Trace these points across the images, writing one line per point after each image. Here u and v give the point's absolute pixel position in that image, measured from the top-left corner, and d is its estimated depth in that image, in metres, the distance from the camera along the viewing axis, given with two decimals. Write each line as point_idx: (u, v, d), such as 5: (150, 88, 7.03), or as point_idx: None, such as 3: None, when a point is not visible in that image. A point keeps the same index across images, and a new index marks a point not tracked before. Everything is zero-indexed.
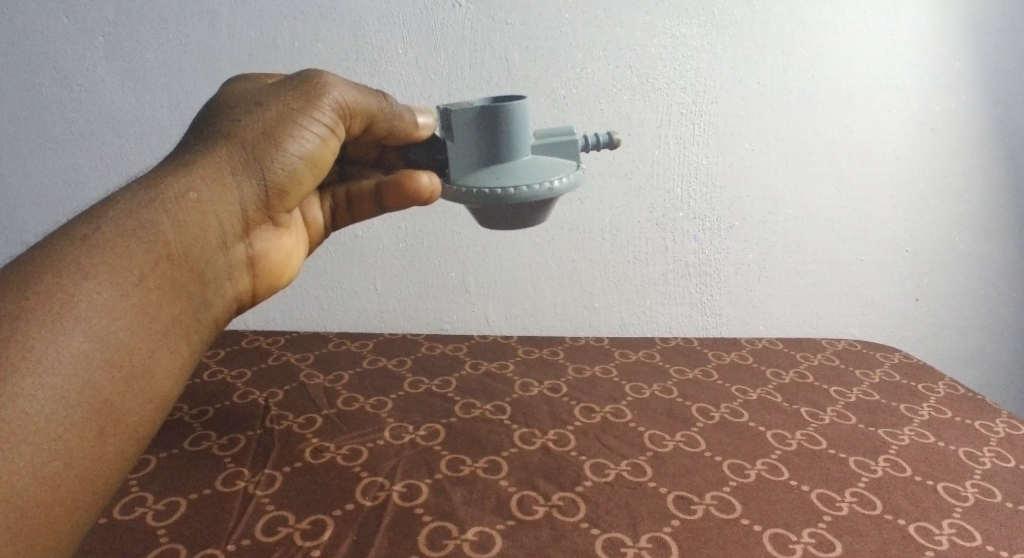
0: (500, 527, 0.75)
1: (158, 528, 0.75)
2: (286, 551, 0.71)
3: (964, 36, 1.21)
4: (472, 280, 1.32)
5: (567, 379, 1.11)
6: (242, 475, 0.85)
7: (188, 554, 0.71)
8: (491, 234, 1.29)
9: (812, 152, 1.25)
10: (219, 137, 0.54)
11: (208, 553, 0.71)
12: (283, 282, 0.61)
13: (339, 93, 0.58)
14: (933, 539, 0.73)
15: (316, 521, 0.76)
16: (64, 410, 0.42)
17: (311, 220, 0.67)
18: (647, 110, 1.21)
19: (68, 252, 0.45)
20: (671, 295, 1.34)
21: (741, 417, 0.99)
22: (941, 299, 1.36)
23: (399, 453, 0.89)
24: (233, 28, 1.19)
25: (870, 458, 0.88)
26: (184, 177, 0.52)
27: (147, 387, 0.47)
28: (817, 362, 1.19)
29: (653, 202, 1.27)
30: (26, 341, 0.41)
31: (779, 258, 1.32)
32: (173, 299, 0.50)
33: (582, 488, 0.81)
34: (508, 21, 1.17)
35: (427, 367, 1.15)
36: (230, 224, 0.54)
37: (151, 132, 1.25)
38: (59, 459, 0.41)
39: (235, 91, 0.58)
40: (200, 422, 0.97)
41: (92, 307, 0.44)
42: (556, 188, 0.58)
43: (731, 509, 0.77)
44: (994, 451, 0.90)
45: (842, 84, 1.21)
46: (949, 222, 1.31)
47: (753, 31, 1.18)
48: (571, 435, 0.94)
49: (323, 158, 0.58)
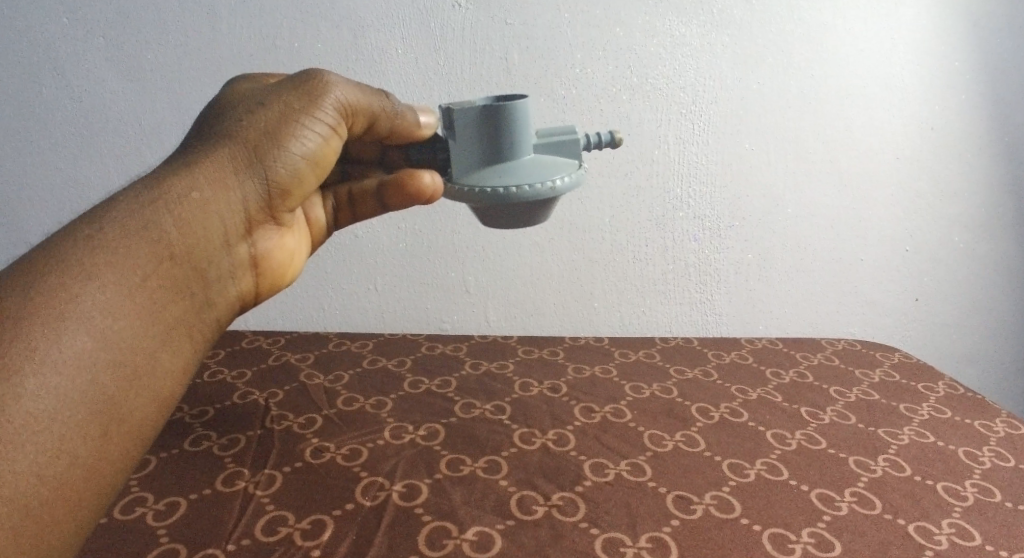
0: (500, 526, 0.75)
1: (159, 528, 0.76)
2: (286, 551, 0.72)
3: (964, 36, 1.21)
4: (473, 280, 1.33)
5: (567, 379, 1.11)
6: (242, 475, 0.85)
7: (189, 553, 0.72)
8: (491, 234, 1.30)
9: (812, 152, 1.25)
10: (221, 138, 0.55)
11: (209, 553, 0.72)
12: (285, 282, 0.61)
13: (341, 92, 0.58)
14: (933, 539, 0.73)
15: (316, 520, 0.76)
16: (68, 410, 0.42)
17: (314, 220, 0.67)
18: (647, 110, 1.21)
19: (73, 252, 0.46)
20: (671, 294, 1.34)
21: (741, 416, 0.99)
22: (941, 299, 1.37)
23: (399, 453, 0.90)
24: (233, 29, 1.19)
25: (869, 457, 0.89)
26: (188, 177, 0.52)
27: (150, 386, 0.47)
28: (816, 362, 1.19)
29: (653, 202, 1.27)
30: (30, 340, 0.42)
31: (779, 258, 1.32)
32: (176, 299, 0.50)
33: (581, 488, 0.82)
34: (508, 21, 1.17)
35: (428, 367, 1.16)
36: (232, 224, 0.55)
37: (152, 132, 1.25)
38: (63, 458, 0.42)
39: (237, 91, 0.59)
40: (201, 422, 0.98)
41: (96, 307, 0.45)
42: (558, 188, 0.59)
43: (731, 509, 0.78)
44: (994, 451, 0.90)
45: (841, 84, 1.22)
46: (949, 221, 1.31)
47: (753, 31, 1.18)
48: (571, 434, 0.94)
49: (325, 157, 0.58)
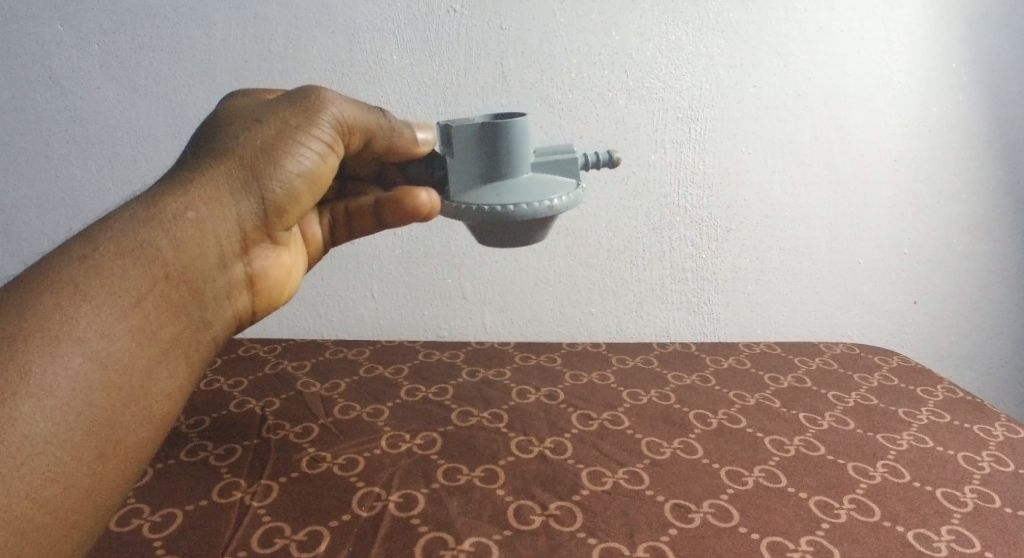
0: (496, 537, 0.66)
1: (155, 540, 0.67)
2: None
3: (960, 36, 1.12)
4: (469, 285, 1.23)
5: (564, 386, 1.00)
6: (239, 484, 0.76)
7: None
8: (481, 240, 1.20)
9: (808, 152, 1.16)
10: (215, 152, 0.49)
11: None
12: (284, 299, 0.55)
13: (338, 109, 0.52)
14: (933, 546, 0.64)
15: (314, 531, 0.67)
16: (62, 435, 0.39)
17: (311, 236, 0.60)
18: (643, 114, 1.12)
19: (66, 271, 0.42)
20: (670, 299, 1.24)
21: (740, 423, 0.88)
22: (941, 303, 1.26)
23: (395, 462, 0.79)
24: (226, 32, 1.10)
25: (869, 463, 0.78)
26: (184, 195, 0.47)
27: (145, 408, 0.43)
28: (815, 367, 1.08)
29: (650, 206, 1.17)
30: (23, 362, 0.38)
31: (779, 261, 1.22)
32: (172, 319, 0.45)
33: (579, 497, 0.72)
34: (503, 25, 1.08)
35: (423, 376, 1.04)
36: (229, 242, 0.49)
37: (127, 149, 1.15)
38: (58, 482, 0.39)
39: (233, 106, 0.53)
40: (197, 431, 0.87)
41: (90, 329, 0.41)
42: (556, 207, 0.52)
43: (728, 516, 0.68)
44: (993, 456, 0.80)
45: (840, 85, 1.12)
46: (945, 225, 1.21)
47: (750, 32, 1.09)
48: (569, 442, 0.84)
49: (323, 175, 0.53)
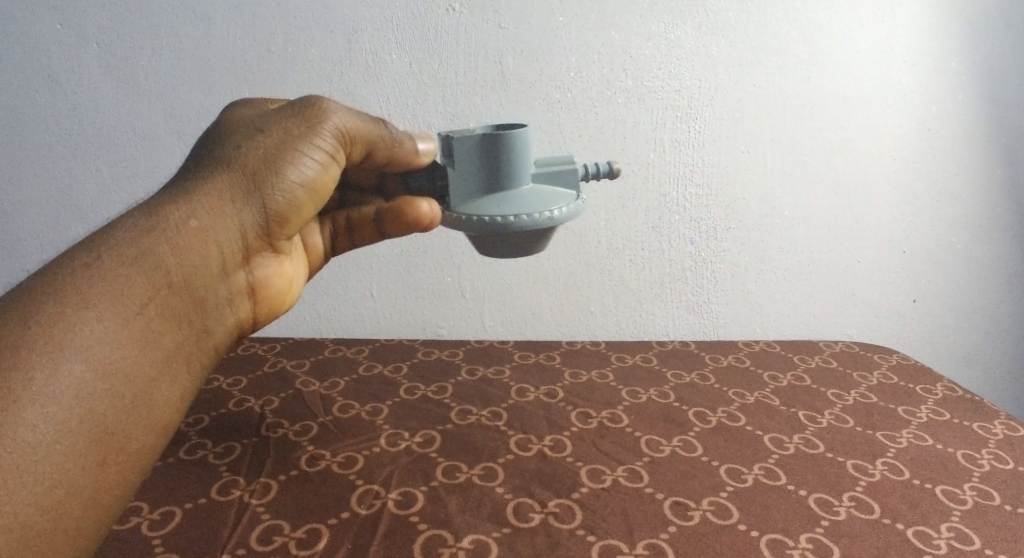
0: (495, 534, 0.67)
1: (154, 538, 0.67)
2: None
3: (962, 37, 1.15)
4: (469, 285, 1.26)
5: (563, 384, 1.01)
6: (239, 483, 0.76)
7: None
8: None
9: (809, 155, 1.19)
10: (218, 163, 0.51)
11: None
12: (284, 308, 0.58)
13: (340, 120, 0.53)
14: (932, 543, 0.65)
15: (312, 529, 0.68)
16: (63, 440, 0.40)
17: (311, 247, 0.63)
18: (643, 113, 1.15)
19: (69, 279, 0.43)
20: (670, 298, 1.27)
21: (739, 421, 0.90)
22: (941, 301, 1.29)
23: (394, 461, 0.80)
24: (225, 32, 1.12)
25: (868, 461, 0.79)
26: (185, 205, 0.48)
27: (147, 413, 0.45)
28: (815, 365, 1.09)
29: (650, 204, 1.20)
30: (28, 367, 0.40)
31: (779, 259, 1.25)
32: (173, 329, 0.47)
33: (578, 495, 0.73)
34: (502, 24, 1.11)
35: (422, 373, 1.06)
36: (230, 253, 0.51)
37: (129, 148, 1.18)
38: (61, 487, 0.40)
39: (236, 114, 0.55)
40: (196, 430, 0.88)
41: (92, 337, 0.42)
42: (556, 218, 0.54)
43: (728, 514, 0.69)
44: (992, 454, 0.81)
45: (842, 86, 1.15)
46: (945, 226, 1.24)
47: (749, 31, 1.11)
48: (568, 440, 0.85)
49: (324, 186, 0.54)
